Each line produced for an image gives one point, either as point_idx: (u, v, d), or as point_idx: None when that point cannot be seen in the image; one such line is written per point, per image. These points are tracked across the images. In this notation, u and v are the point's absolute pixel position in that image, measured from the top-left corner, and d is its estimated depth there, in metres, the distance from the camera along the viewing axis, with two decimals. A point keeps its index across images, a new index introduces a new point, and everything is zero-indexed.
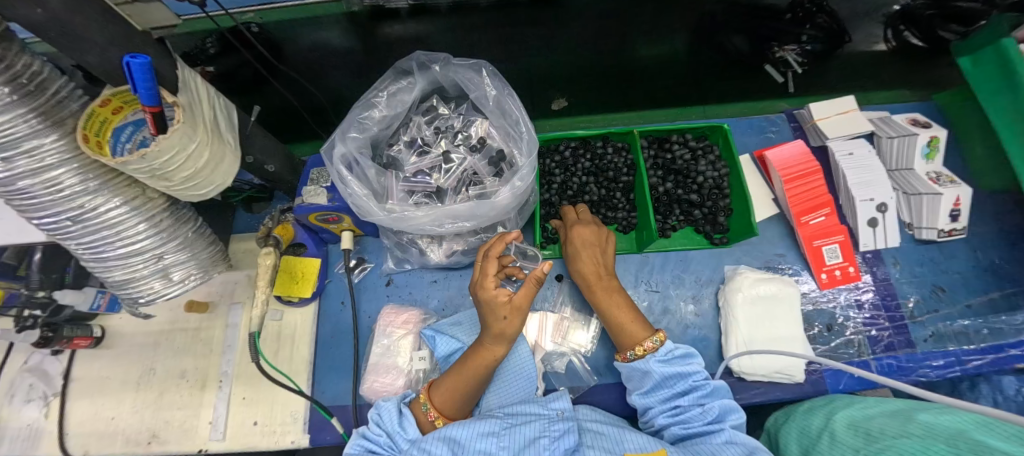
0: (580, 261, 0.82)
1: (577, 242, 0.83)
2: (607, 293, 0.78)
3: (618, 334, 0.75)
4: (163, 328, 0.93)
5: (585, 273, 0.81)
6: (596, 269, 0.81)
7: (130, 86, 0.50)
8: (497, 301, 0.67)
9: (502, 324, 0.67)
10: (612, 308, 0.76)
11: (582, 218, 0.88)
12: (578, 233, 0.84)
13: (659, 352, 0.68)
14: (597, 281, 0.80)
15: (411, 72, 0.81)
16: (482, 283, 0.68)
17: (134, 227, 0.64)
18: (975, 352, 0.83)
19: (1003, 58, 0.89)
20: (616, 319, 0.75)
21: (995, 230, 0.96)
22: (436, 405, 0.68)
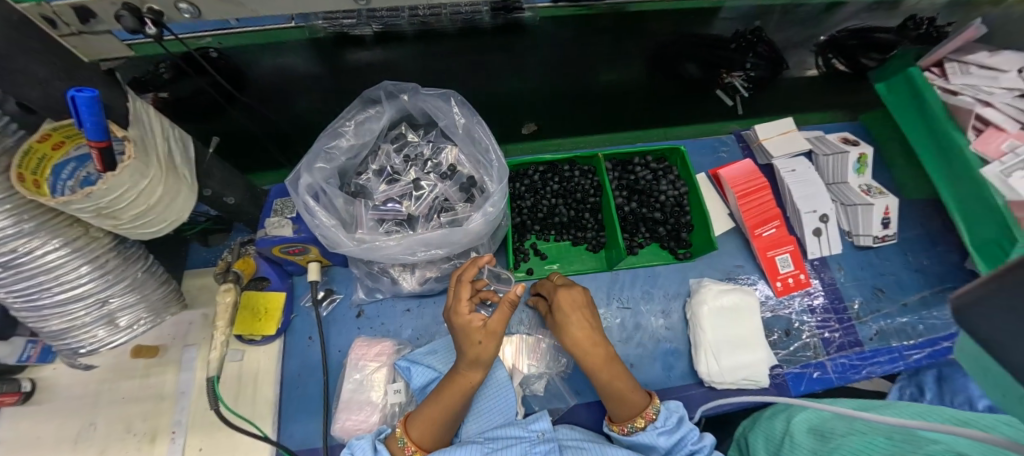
0: (570, 329, 0.75)
1: (565, 306, 0.77)
2: (606, 361, 0.73)
3: (618, 404, 0.72)
4: (105, 377, 0.85)
5: (577, 342, 0.74)
6: (590, 337, 0.75)
7: (74, 120, 0.47)
8: (471, 326, 0.66)
9: (481, 349, 0.66)
10: (613, 377, 0.72)
11: (560, 283, 0.83)
12: (564, 299, 0.78)
13: (657, 423, 0.69)
14: (593, 349, 0.74)
15: (378, 101, 0.81)
16: (457, 311, 0.68)
17: (76, 270, 0.59)
18: (913, 346, 0.92)
19: (912, 84, 1.00)
20: (619, 388, 0.71)
21: (920, 234, 1.06)
22: (413, 438, 0.66)
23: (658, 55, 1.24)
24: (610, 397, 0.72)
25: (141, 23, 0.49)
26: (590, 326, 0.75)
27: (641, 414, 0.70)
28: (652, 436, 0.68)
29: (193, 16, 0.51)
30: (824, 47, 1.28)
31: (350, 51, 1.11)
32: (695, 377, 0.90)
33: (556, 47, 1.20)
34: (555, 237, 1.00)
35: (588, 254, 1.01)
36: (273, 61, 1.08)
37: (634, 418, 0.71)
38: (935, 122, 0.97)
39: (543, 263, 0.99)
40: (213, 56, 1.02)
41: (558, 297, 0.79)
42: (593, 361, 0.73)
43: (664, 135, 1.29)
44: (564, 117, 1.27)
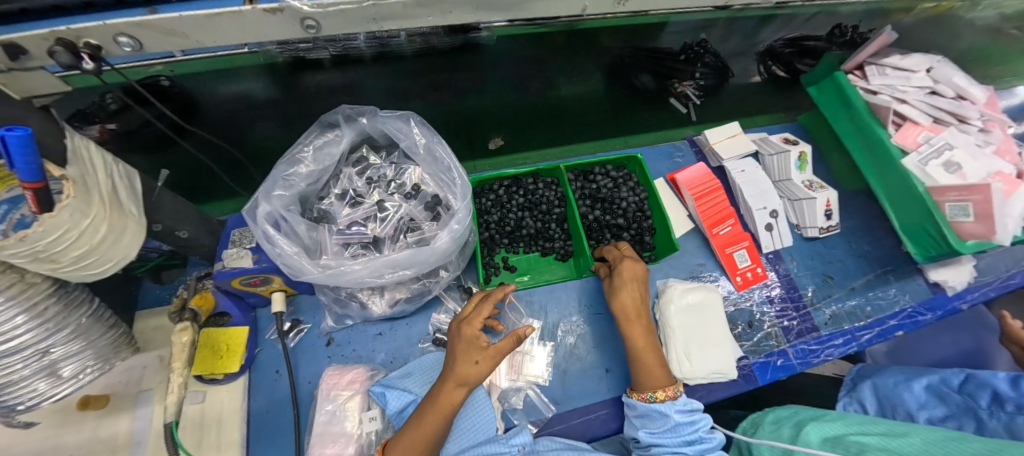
0: (620, 293, 0.82)
1: (627, 273, 0.84)
2: (643, 330, 0.80)
3: (640, 372, 0.77)
4: (47, 435, 0.78)
5: (624, 305, 0.81)
6: (637, 306, 0.82)
7: (4, 162, 0.45)
8: (476, 343, 0.69)
9: (472, 369, 0.67)
10: (646, 346, 0.78)
11: (625, 252, 0.89)
12: (629, 266, 0.85)
13: (677, 400, 0.73)
14: (635, 317, 0.81)
15: (337, 125, 0.81)
16: (469, 325, 0.72)
17: (10, 321, 0.55)
18: (862, 327, 1.00)
19: (839, 87, 1.10)
20: (646, 360, 0.77)
21: (860, 222, 1.15)
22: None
23: (614, 68, 1.30)
24: (636, 365, 0.78)
25: (78, 58, 0.47)
26: (640, 297, 0.83)
27: (662, 389, 0.74)
28: (669, 408, 0.72)
29: (133, 49, 0.50)
30: (764, 56, 1.38)
31: (307, 74, 1.11)
32: None
33: (507, 63, 1.24)
34: (525, 249, 1.02)
35: (557, 264, 1.03)
36: (230, 87, 1.08)
37: (653, 390, 0.75)
38: (861, 120, 1.06)
39: (513, 276, 1.00)
40: (163, 83, 1.00)
41: (623, 264, 0.85)
42: (633, 324, 0.80)
43: (625, 143, 1.31)
44: (529, 131, 1.30)
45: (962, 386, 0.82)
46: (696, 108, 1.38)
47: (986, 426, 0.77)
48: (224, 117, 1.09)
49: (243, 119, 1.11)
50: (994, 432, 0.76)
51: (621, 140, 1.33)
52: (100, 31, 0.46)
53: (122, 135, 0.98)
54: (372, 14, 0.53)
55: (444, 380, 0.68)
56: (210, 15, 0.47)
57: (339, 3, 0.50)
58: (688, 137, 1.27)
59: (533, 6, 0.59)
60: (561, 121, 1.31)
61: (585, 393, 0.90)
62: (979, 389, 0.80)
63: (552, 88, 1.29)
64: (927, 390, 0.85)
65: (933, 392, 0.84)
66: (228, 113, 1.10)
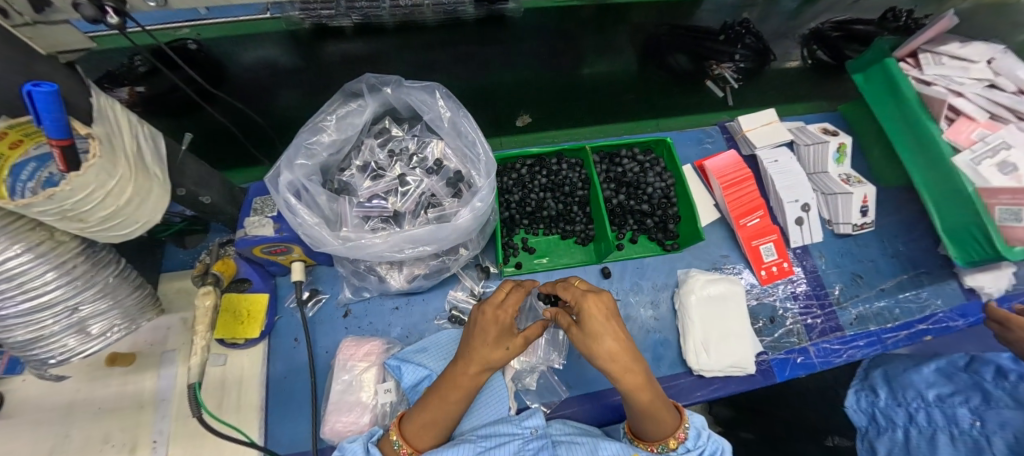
0: (603, 344, 0.61)
1: (596, 318, 0.63)
2: (644, 379, 0.62)
3: (648, 421, 0.64)
4: (79, 388, 0.81)
5: (612, 355, 0.61)
6: (624, 349, 0.62)
7: (32, 117, 0.44)
8: (509, 328, 0.68)
9: (501, 354, 0.66)
10: (653, 399, 0.62)
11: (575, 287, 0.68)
12: (595, 305, 0.64)
13: (687, 443, 0.64)
14: (631, 363, 0.62)
15: (361, 95, 0.79)
16: (503, 308, 0.68)
17: (41, 277, 0.56)
18: (890, 330, 0.95)
19: (888, 74, 1.02)
20: (655, 413, 0.63)
21: (896, 220, 1.10)
22: (408, 439, 0.65)
23: (648, 48, 1.26)
24: (642, 418, 0.64)
25: (103, 12, 0.45)
26: (621, 339, 0.62)
27: (673, 435, 0.64)
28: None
29: (158, 5, 0.48)
30: (808, 39, 1.32)
31: (329, 42, 1.06)
32: (685, 366, 0.91)
33: (537, 39, 1.18)
34: (545, 231, 1.00)
35: (576, 248, 1.01)
36: (253, 54, 1.03)
37: (665, 439, 0.65)
38: (909, 110, 0.99)
39: (532, 257, 0.99)
40: (191, 47, 0.96)
41: (588, 306, 0.64)
42: (629, 378, 0.61)
43: (657, 126, 1.26)
44: (555, 113, 1.26)
45: (968, 365, 0.84)
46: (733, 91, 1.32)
47: (993, 396, 0.77)
48: (249, 83, 1.08)
49: (268, 86, 1.09)
50: (1000, 399, 0.76)
51: (653, 122, 1.28)
52: None
53: (149, 100, 0.98)
54: None
55: (465, 356, 0.66)
56: None
57: None
58: (719, 122, 1.22)
59: None
60: (591, 100, 1.28)
61: (599, 378, 0.90)
62: (982, 365, 0.82)
63: (579, 67, 1.26)
64: (935, 372, 0.85)
65: (941, 372, 0.85)
66: (253, 79, 1.09)
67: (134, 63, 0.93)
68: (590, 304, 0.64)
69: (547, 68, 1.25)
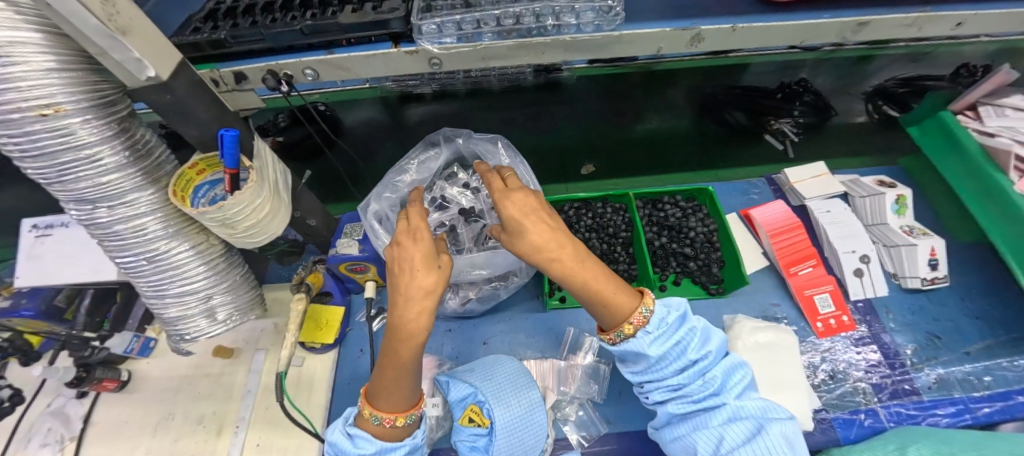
0: (535, 235, 0.61)
1: (518, 212, 0.63)
2: (575, 262, 0.62)
3: (599, 309, 0.63)
4: (187, 374, 0.98)
5: (540, 241, 0.61)
6: (553, 234, 0.62)
7: (220, 152, 0.64)
8: (400, 240, 0.62)
9: (425, 277, 0.58)
10: (603, 286, 0.62)
11: (511, 186, 0.66)
12: (514, 201, 0.64)
13: (648, 326, 0.62)
14: (562, 250, 0.62)
15: (438, 144, 0.96)
16: (414, 224, 0.64)
17: (194, 269, 0.75)
18: (980, 399, 0.86)
19: (946, 127, 1.03)
20: (605, 300, 0.62)
21: (978, 278, 1.02)
22: (382, 412, 0.62)
23: (705, 105, 1.36)
24: (600, 311, 0.63)
25: (278, 83, 0.66)
26: (547, 224, 0.62)
27: (630, 321, 0.62)
28: (644, 343, 0.63)
29: (313, 79, 0.68)
30: (872, 95, 1.33)
31: (410, 107, 1.37)
32: None
33: (591, 99, 1.39)
34: None
35: None
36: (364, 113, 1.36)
37: (621, 325, 0.63)
38: (975, 165, 0.97)
39: None
40: (320, 108, 1.29)
41: (507, 209, 0.63)
42: (561, 259, 0.61)
43: (716, 177, 1.31)
44: (620, 164, 1.34)
45: None
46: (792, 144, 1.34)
47: None
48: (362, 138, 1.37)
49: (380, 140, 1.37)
50: None
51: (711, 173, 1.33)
52: (295, 65, 0.65)
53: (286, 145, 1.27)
54: (482, 54, 0.67)
55: (393, 285, 0.60)
56: (369, 54, 0.64)
57: (459, 46, 0.65)
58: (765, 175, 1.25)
59: (615, 48, 0.69)
60: (650, 153, 1.35)
61: (642, 416, 0.89)
62: None
63: (633, 123, 1.37)
64: None
65: None
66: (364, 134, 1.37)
67: (279, 120, 1.26)
68: (507, 203, 0.64)
69: (604, 121, 1.38)
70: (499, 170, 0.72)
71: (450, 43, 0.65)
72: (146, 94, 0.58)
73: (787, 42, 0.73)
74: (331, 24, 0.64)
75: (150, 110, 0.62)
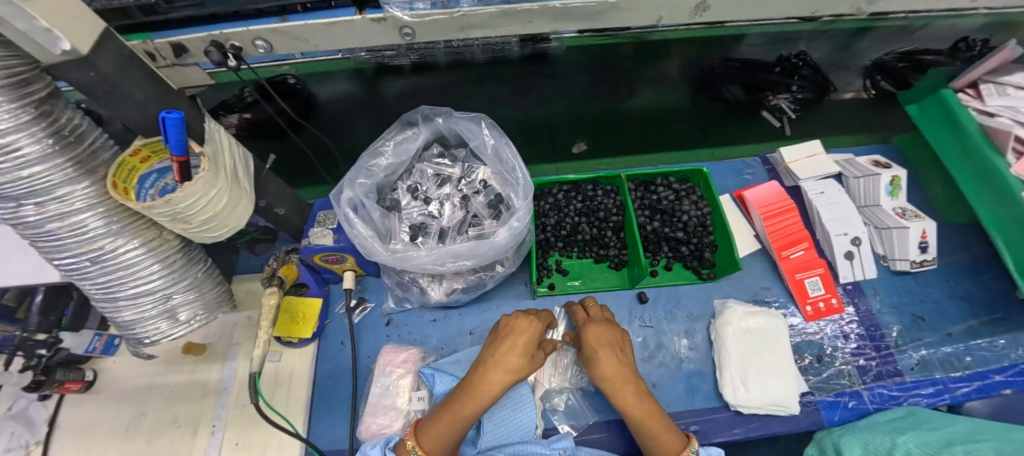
0: (606, 360, 0.73)
1: (600, 339, 0.76)
2: (635, 396, 0.71)
3: (648, 441, 0.69)
4: (157, 371, 0.93)
5: (609, 370, 0.72)
6: (622, 369, 0.73)
7: (163, 138, 0.56)
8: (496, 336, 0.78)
9: (518, 360, 0.73)
10: (646, 413, 0.70)
11: (592, 313, 0.83)
12: (599, 333, 0.77)
13: None
14: (625, 382, 0.72)
15: (416, 124, 0.88)
16: (511, 329, 0.77)
17: (148, 268, 0.68)
18: (959, 379, 0.88)
19: (945, 105, 1.00)
20: (650, 429, 0.69)
21: (964, 259, 1.02)
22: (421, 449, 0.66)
23: (701, 80, 1.31)
24: (643, 438, 0.70)
25: (224, 56, 0.57)
26: (620, 358, 0.74)
27: None
28: None
29: (267, 51, 0.59)
30: (870, 70, 1.28)
31: (388, 79, 1.29)
32: (721, 400, 0.88)
33: (576, 75, 1.32)
34: (578, 254, 1.02)
35: (610, 272, 1.02)
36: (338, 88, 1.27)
37: None
38: (971, 146, 0.95)
39: (565, 279, 1.01)
40: (290, 81, 1.21)
41: (590, 331, 0.78)
42: (622, 393, 0.71)
43: (711, 155, 1.25)
44: (611, 142, 1.28)
45: None
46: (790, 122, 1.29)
47: None
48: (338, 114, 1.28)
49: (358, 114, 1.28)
50: None
51: (708, 151, 1.26)
52: (244, 35, 0.56)
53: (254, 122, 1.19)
54: (461, 23, 0.59)
55: (476, 371, 0.73)
56: (329, 23, 0.55)
57: (434, 14, 0.56)
58: (759, 154, 1.21)
59: (610, 16, 0.62)
60: (643, 129, 1.29)
61: None
62: None
63: (626, 98, 1.31)
64: None
65: None
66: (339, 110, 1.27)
67: (244, 94, 1.19)
68: (594, 331, 0.77)
69: (595, 97, 1.31)
70: (586, 304, 0.87)
71: (424, 9, 0.56)
72: (64, 71, 0.49)
73: (797, 13, 0.67)
74: None
75: (73, 89, 0.53)
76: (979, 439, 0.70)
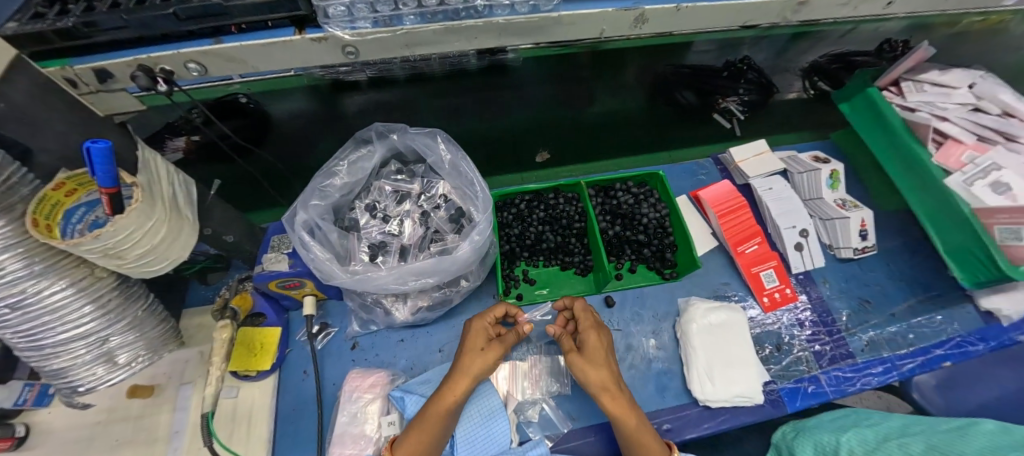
0: (597, 371, 0.73)
1: (596, 348, 0.76)
2: (627, 406, 0.71)
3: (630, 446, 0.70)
4: (100, 420, 0.85)
5: (602, 379, 0.72)
6: (613, 379, 0.73)
7: (88, 169, 0.52)
8: (474, 337, 0.78)
9: (479, 361, 0.74)
10: (638, 425, 0.70)
11: (586, 316, 0.81)
12: (596, 341, 0.77)
13: None
14: (619, 393, 0.72)
15: (370, 141, 0.87)
16: (474, 331, 0.78)
17: (79, 309, 0.63)
18: (905, 356, 0.93)
19: (871, 102, 1.08)
20: (637, 439, 0.69)
21: (900, 243, 1.10)
22: None
23: (655, 86, 1.33)
24: (629, 445, 0.70)
25: (154, 82, 0.54)
26: (612, 369, 0.74)
27: None
28: None
29: (200, 73, 0.57)
30: (808, 71, 1.37)
31: (346, 95, 1.21)
32: (690, 396, 0.90)
33: (538, 86, 1.30)
34: (545, 262, 1.03)
35: (577, 278, 1.03)
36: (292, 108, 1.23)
37: None
38: (897, 138, 1.03)
39: (532, 289, 1.01)
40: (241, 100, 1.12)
41: (589, 339, 0.77)
42: (614, 402, 0.71)
43: (668, 158, 1.40)
44: (574, 149, 1.40)
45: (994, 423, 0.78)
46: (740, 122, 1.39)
47: None
48: (296, 136, 1.25)
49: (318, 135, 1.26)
50: None
51: (663, 155, 1.42)
52: (174, 58, 0.53)
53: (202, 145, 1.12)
54: (405, 40, 0.58)
55: (448, 379, 0.73)
56: (266, 43, 0.54)
57: (376, 32, 0.56)
58: (711, 155, 1.26)
59: (554, 30, 0.63)
60: (608, 134, 1.40)
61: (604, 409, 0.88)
62: None
63: (586, 106, 1.35)
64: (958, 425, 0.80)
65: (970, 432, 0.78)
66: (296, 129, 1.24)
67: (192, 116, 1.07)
68: (592, 338, 0.77)
69: (553, 107, 1.33)
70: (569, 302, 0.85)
71: (365, 28, 0.56)
72: None
73: (733, 22, 0.70)
74: (215, 5, 0.52)
75: None
76: (909, 432, 0.74)
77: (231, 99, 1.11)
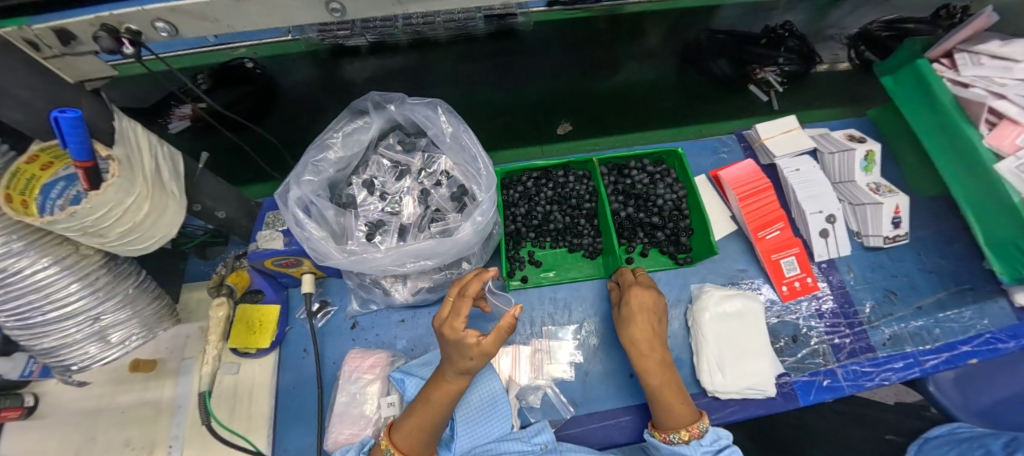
0: (638, 329, 0.76)
1: (642, 309, 0.77)
2: (658, 367, 0.73)
3: (659, 410, 0.71)
4: (104, 392, 0.86)
5: (637, 338, 0.75)
6: (652, 341, 0.75)
7: (59, 141, 0.47)
8: (465, 343, 0.63)
9: (467, 364, 0.65)
10: (671, 387, 0.71)
11: (641, 279, 0.83)
12: (646, 300, 0.78)
13: (704, 440, 0.66)
14: (652, 353, 0.74)
15: (366, 112, 0.81)
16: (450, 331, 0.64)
17: (66, 288, 0.60)
18: (929, 352, 0.88)
19: (920, 76, 0.97)
20: (668, 402, 0.70)
21: (934, 231, 1.03)
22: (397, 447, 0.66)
23: (687, 53, 1.25)
24: (658, 408, 0.71)
25: (119, 43, 0.48)
26: (654, 328, 0.76)
27: (688, 429, 0.67)
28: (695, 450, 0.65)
29: (170, 34, 0.51)
30: (855, 40, 1.27)
31: (345, 61, 1.13)
32: (698, 386, 0.87)
33: (556, 51, 1.20)
34: (552, 244, 0.99)
35: (585, 261, 0.99)
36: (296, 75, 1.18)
37: (678, 429, 0.68)
38: (947, 117, 0.93)
39: (538, 271, 0.98)
40: (248, 66, 1.06)
41: (636, 296, 0.78)
42: (645, 361, 0.73)
43: (698, 132, 1.25)
44: (596, 120, 1.28)
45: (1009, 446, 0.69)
46: (777, 95, 1.29)
47: None
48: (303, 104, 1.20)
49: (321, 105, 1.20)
50: None
51: (693, 129, 1.27)
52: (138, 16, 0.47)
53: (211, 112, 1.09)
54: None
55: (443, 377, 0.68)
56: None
57: None
58: (735, 131, 1.17)
59: None
60: (631, 107, 1.28)
61: (608, 395, 0.86)
62: None
63: (609, 75, 1.26)
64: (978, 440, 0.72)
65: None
66: (300, 98, 1.19)
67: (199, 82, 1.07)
68: (642, 297, 0.78)
69: (572, 77, 1.25)
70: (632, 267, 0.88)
71: None
72: None
73: None
74: None
75: None
76: None
77: (237, 65, 1.04)
